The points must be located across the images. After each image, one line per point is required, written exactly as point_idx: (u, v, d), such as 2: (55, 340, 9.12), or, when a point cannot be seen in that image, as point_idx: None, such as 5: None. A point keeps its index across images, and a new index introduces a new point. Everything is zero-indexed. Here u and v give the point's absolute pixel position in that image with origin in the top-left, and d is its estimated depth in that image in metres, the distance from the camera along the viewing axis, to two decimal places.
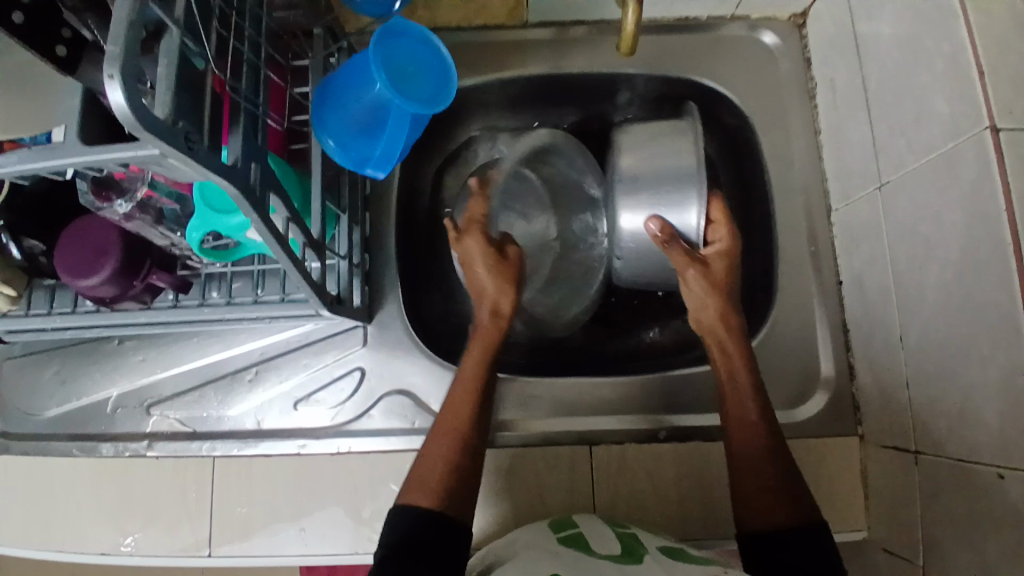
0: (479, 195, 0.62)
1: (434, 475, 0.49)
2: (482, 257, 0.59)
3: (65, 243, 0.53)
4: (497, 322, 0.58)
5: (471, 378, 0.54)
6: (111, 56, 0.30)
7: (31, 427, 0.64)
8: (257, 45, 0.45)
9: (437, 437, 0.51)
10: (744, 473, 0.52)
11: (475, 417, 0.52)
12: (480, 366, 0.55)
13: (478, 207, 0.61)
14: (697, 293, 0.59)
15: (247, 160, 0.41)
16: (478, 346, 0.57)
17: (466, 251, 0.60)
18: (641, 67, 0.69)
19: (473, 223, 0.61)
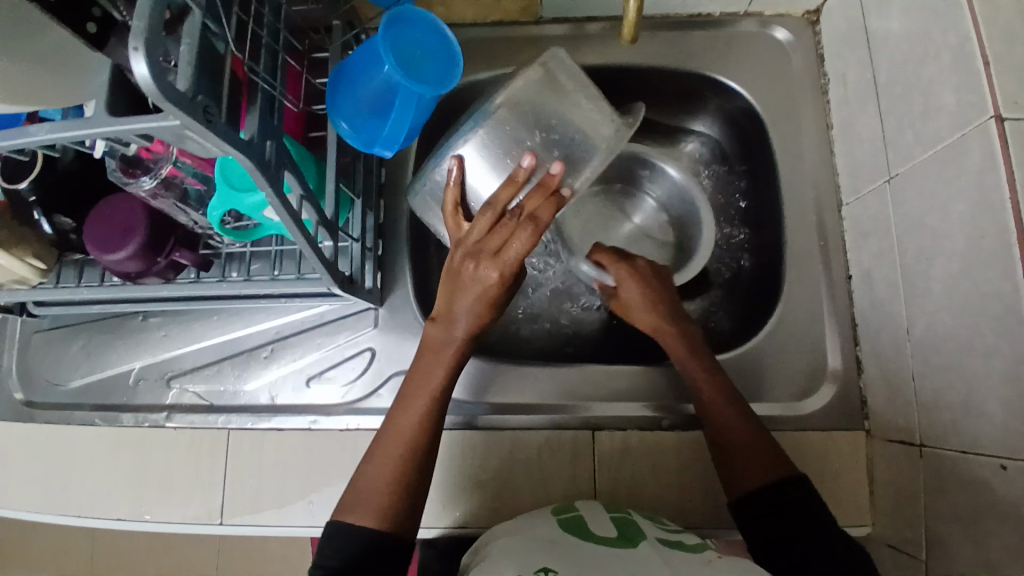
0: (534, 225, 0.50)
1: (380, 500, 0.50)
2: (483, 294, 0.52)
3: (95, 218, 0.56)
4: (464, 346, 0.54)
5: (423, 402, 0.53)
6: (136, 31, 0.32)
7: (58, 396, 0.67)
8: (276, 30, 0.47)
9: (382, 458, 0.51)
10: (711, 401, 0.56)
11: (422, 440, 0.52)
12: (437, 392, 0.54)
13: (524, 246, 0.50)
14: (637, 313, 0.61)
15: (263, 137, 0.43)
16: (436, 364, 0.54)
17: (470, 279, 0.51)
18: (653, 61, 0.69)
19: (510, 267, 0.50)
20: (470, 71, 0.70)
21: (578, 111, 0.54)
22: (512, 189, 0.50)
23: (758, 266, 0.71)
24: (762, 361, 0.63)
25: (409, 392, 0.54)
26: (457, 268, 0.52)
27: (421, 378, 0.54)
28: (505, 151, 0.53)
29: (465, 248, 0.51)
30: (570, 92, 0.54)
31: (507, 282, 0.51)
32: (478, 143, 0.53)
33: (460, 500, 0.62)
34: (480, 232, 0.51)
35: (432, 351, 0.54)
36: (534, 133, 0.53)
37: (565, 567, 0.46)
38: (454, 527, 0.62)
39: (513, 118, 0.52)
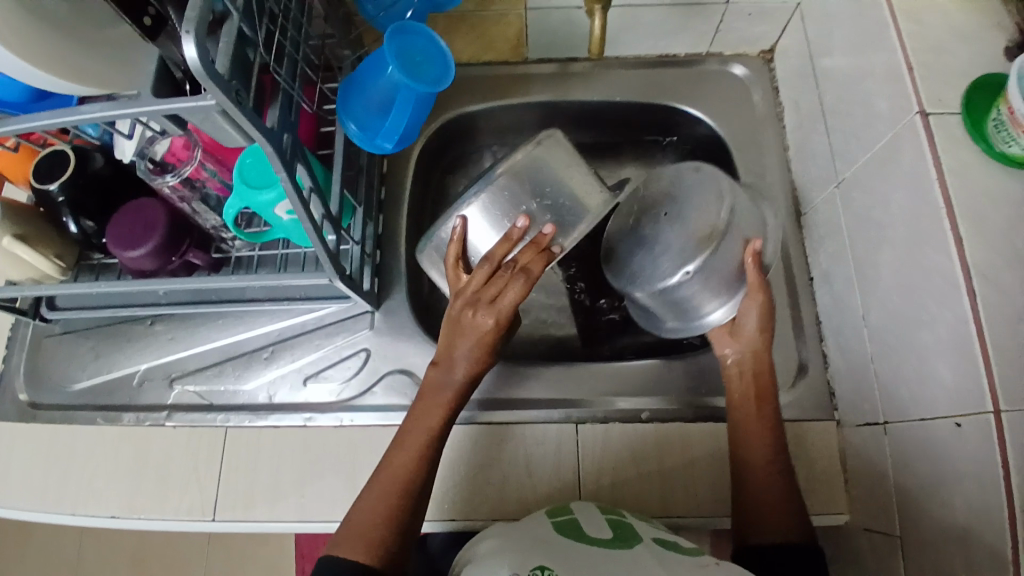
0: (525, 278, 0.53)
1: (370, 531, 0.49)
2: (480, 340, 0.55)
3: (121, 216, 0.61)
4: (463, 389, 0.57)
5: (420, 440, 0.54)
6: (188, 18, 0.38)
7: (62, 397, 0.69)
8: (296, 44, 0.54)
9: (375, 495, 0.52)
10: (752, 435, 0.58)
11: (422, 471, 0.53)
12: (434, 431, 0.55)
13: (516, 296, 0.54)
14: (750, 316, 0.58)
15: (282, 128, 0.48)
16: (435, 407, 0.56)
17: (468, 325, 0.55)
18: (630, 94, 0.77)
19: (502, 315, 0.54)
20: (463, 102, 0.77)
21: (568, 182, 0.54)
22: (507, 246, 0.54)
23: None
24: None
25: (407, 433, 0.55)
26: (457, 318, 0.56)
27: (418, 421, 0.55)
28: (506, 209, 0.55)
29: (463, 298, 0.55)
30: (565, 160, 0.54)
31: (501, 330, 0.55)
32: (482, 207, 0.54)
33: (449, 493, 0.64)
34: (478, 284, 0.55)
35: (429, 393, 0.56)
36: (530, 200, 0.54)
37: (548, 554, 0.47)
38: (444, 520, 0.62)
39: (515, 182, 0.53)
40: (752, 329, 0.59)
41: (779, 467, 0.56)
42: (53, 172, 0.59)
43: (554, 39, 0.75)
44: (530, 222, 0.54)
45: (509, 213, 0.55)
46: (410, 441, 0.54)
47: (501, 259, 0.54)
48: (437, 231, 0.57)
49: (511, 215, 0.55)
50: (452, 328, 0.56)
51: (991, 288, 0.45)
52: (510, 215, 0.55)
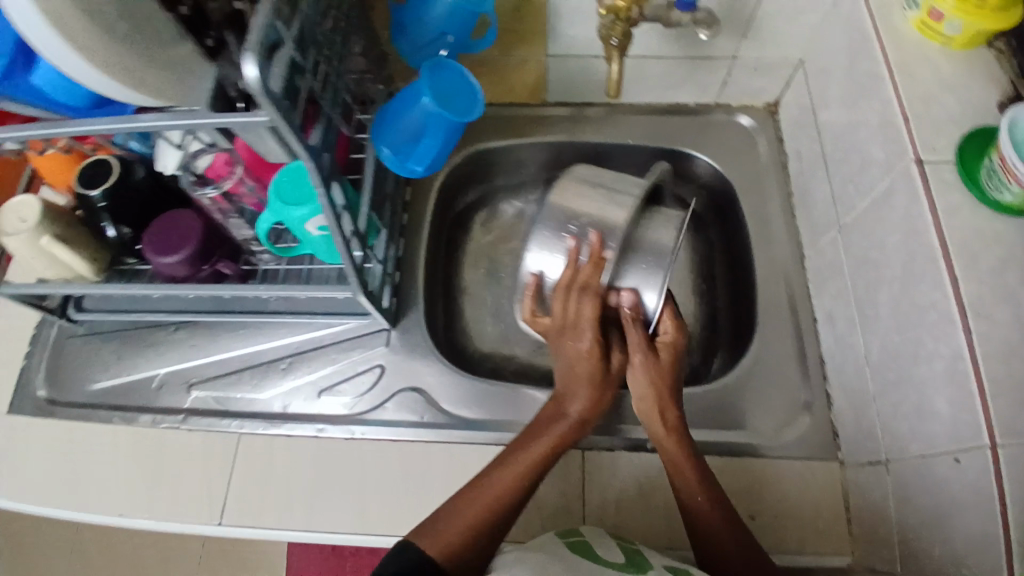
0: (591, 294, 0.58)
1: (451, 533, 0.51)
2: (583, 370, 0.57)
3: (158, 224, 0.64)
4: (577, 425, 0.57)
5: (519, 467, 0.55)
6: (252, 41, 0.42)
7: (81, 396, 0.71)
8: (337, 74, 0.58)
9: (464, 504, 0.53)
10: (685, 487, 0.55)
11: (519, 494, 0.54)
12: (538, 461, 0.56)
13: (591, 310, 0.57)
14: (637, 381, 0.56)
15: (322, 148, 0.52)
16: (542, 439, 0.57)
17: (573, 358, 0.58)
18: (642, 137, 0.81)
19: (587, 334, 0.57)
20: (484, 138, 0.82)
21: (615, 190, 0.65)
22: (570, 269, 0.60)
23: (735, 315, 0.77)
24: (742, 395, 0.68)
25: (508, 458, 0.56)
26: (567, 357, 0.58)
27: (519, 451, 0.57)
28: (552, 237, 0.64)
29: (557, 333, 0.59)
30: (593, 178, 0.66)
31: (601, 355, 0.57)
32: (535, 248, 0.65)
33: None
34: (560, 312, 0.58)
35: (543, 424, 0.58)
36: (568, 225, 0.64)
37: (557, 563, 0.48)
38: None
39: (553, 221, 0.65)
40: (641, 405, 0.57)
41: (723, 506, 0.55)
42: (95, 179, 0.63)
43: (573, 84, 0.80)
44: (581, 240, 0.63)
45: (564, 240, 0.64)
46: (512, 466, 0.55)
47: (572, 280, 0.59)
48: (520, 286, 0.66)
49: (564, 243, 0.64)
50: (562, 366, 0.59)
51: (985, 325, 0.47)
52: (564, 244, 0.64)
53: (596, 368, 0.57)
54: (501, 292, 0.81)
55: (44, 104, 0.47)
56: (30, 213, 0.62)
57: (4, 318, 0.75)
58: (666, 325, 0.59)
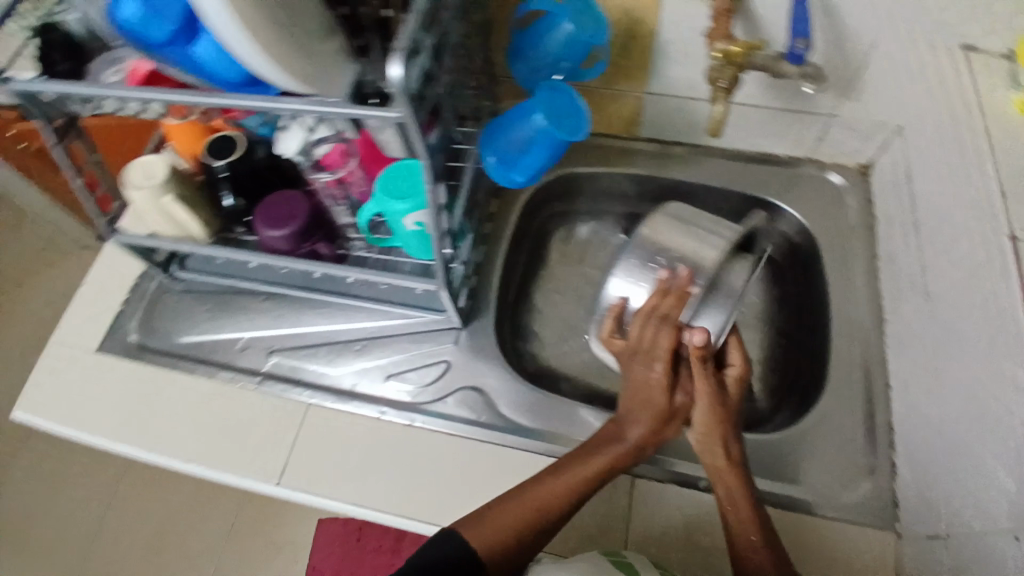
0: (670, 324, 0.59)
1: (496, 530, 0.54)
2: (651, 396, 0.59)
3: (270, 201, 0.70)
4: (634, 451, 0.58)
5: (572, 480, 0.57)
6: (401, 46, 0.46)
7: (170, 345, 0.76)
8: (461, 83, 0.62)
9: (513, 505, 0.55)
10: (737, 519, 0.56)
11: (567, 506, 0.56)
12: (592, 477, 0.57)
13: (667, 342, 0.58)
14: (700, 411, 0.58)
15: (437, 148, 0.56)
16: (600, 456, 0.58)
17: (642, 384, 0.59)
18: (727, 181, 0.83)
19: (659, 364, 0.58)
20: (573, 163, 0.85)
21: (709, 232, 0.66)
22: (655, 296, 0.61)
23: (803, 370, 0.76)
24: (799, 448, 0.68)
25: (562, 467, 0.58)
26: (634, 382, 0.60)
27: (575, 465, 0.58)
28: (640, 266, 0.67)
29: (631, 356, 0.60)
30: (686, 216, 0.68)
31: (669, 388, 0.58)
32: (621, 274, 0.67)
33: None
34: (636, 337, 0.60)
35: (602, 443, 0.59)
36: (655, 258, 0.66)
37: None
38: None
39: (637, 250, 0.67)
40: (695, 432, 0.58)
41: (772, 547, 0.54)
42: (223, 152, 0.68)
43: (667, 124, 0.83)
44: (676, 273, 0.63)
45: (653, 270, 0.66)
46: (566, 477, 0.57)
47: (654, 308, 0.60)
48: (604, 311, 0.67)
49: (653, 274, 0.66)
50: (630, 388, 0.60)
51: None
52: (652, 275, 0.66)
53: (665, 396, 0.58)
54: (568, 313, 0.84)
55: (198, 72, 0.51)
56: (157, 172, 0.66)
57: (114, 265, 0.82)
58: (734, 359, 0.60)
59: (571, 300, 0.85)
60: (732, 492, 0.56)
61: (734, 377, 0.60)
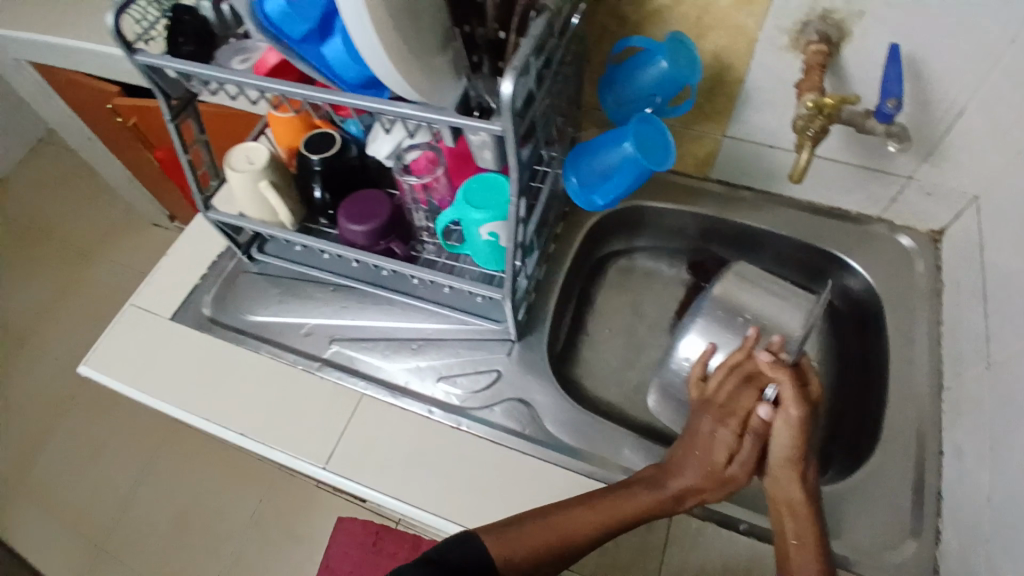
0: (753, 387, 0.62)
1: (521, 542, 0.55)
2: (709, 451, 0.60)
3: (354, 198, 0.74)
4: (671, 501, 0.59)
5: (605, 513, 0.57)
6: (515, 64, 0.49)
7: (239, 322, 0.80)
8: (554, 106, 0.65)
9: (543, 523, 0.56)
10: (799, 560, 0.55)
11: (595, 536, 0.57)
12: (625, 516, 0.58)
13: (748, 403, 0.61)
14: (781, 440, 0.58)
15: (526, 162, 0.58)
16: (642, 496, 0.59)
17: (705, 438, 0.61)
18: (794, 231, 0.84)
19: (733, 424, 0.60)
20: (641, 196, 0.87)
21: (788, 297, 0.69)
22: (741, 352, 0.64)
23: (855, 428, 0.76)
24: (844, 506, 0.67)
25: (600, 498, 0.59)
26: (698, 433, 0.62)
27: (616, 498, 0.58)
28: (724, 323, 0.69)
29: (705, 408, 0.63)
30: (767, 278, 0.71)
31: (730, 450, 0.60)
32: (701, 329, 0.69)
33: None
34: (717, 390, 0.63)
35: (646, 483, 0.60)
36: (738, 315, 0.69)
37: None
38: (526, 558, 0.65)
39: (719, 304, 0.69)
40: (780, 464, 0.58)
41: None
42: (320, 147, 0.73)
43: (739, 168, 0.84)
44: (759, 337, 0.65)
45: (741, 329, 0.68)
46: (602, 508, 0.58)
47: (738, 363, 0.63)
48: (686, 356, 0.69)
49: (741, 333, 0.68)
50: (692, 438, 0.62)
51: None
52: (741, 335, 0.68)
53: (726, 453, 0.60)
54: (620, 342, 0.86)
55: (325, 70, 0.56)
56: (258, 158, 0.72)
57: (199, 242, 0.87)
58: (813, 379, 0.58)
59: (623, 330, 0.86)
60: (801, 531, 0.56)
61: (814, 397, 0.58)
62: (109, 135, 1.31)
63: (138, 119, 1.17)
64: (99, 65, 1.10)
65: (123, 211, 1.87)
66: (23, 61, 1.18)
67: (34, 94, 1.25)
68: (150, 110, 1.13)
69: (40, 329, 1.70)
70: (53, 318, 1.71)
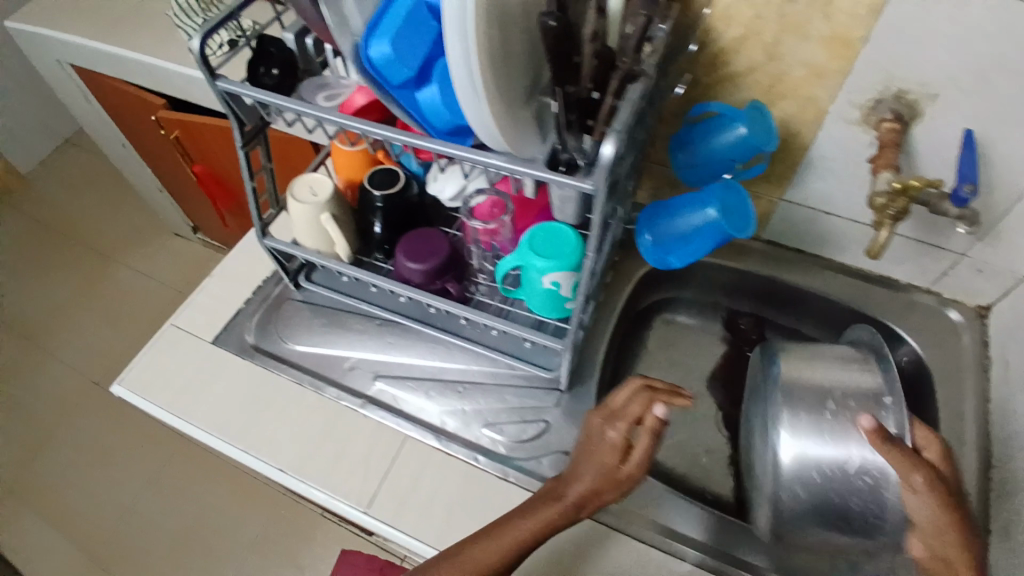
0: (648, 399, 0.60)
1: None
2: (601, 456, 0.60)
3: (414, 236, 0.74)
4: (568, 511, 0.59)
5: (508, 540, 0.58)
6: (615, 129, 0.49)
7: (282, 352, 0.79)
8: (631, 168, 0.64)
9: (454, 562, 0.58)
10: None
11: (504, 564, 0.58)
12: (530, 539, 0.58)
13: (638, 410, 0.60)
14: (928, 509, 0.54)
15: (605, 220, 0.57)
16: (544, 514, 0.59)
17: (597, 444, 0.61)
18: (842, 295, 0.83)
19: (621, 425, 0.60)
20: None
21: (838, 358, 0.66)
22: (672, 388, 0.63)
23: None
24: None
25: (503, 525, 0.59)
26: (590, 436, 0.62)
27: (516, 519, 0.59)
28: (813, 417, 0.61)
29: (602, 415, 0.62)
30: (818, 353, 0.67)
31: (622, 451, 0.59)
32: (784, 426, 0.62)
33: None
34: (615, 402, 0.62)
35: (547, 496, 0.60)
36: (807, 392, 0.63)
37: None
38: None
39: (791, 392, 0.63)
40: (945, 537, 0.54)
41: None
42: (383, 183, 0.74)
43: (789, 229, 0.84)
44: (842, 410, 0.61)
45: (841, 431, 0.60)
46: (506, 532, 0.59)
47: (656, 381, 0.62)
48: (762, 438, 0.67)
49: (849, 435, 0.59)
50: (585, 446, 0.62)
51: None
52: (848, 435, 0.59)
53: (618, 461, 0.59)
54: None
55: (417, 115, 0.56)
56: (322, 190, 0.72)
57: (243, 266, 0.86)
58: (925, 438, 0.57)
59: (664, 383, 0.86)
60: None
61: (938, 463, 0.56)
62: (147, 146, 1.31)
63: (181, 132, 1.17)
64: (150, 77, 1.11)
65: (147, 217, 1.88)
66: (69, 64, 1.19)
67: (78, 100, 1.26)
68: (194, 126, 1.13)
69: (52, 330, 1.68)
70: (66, 320, 1.70)
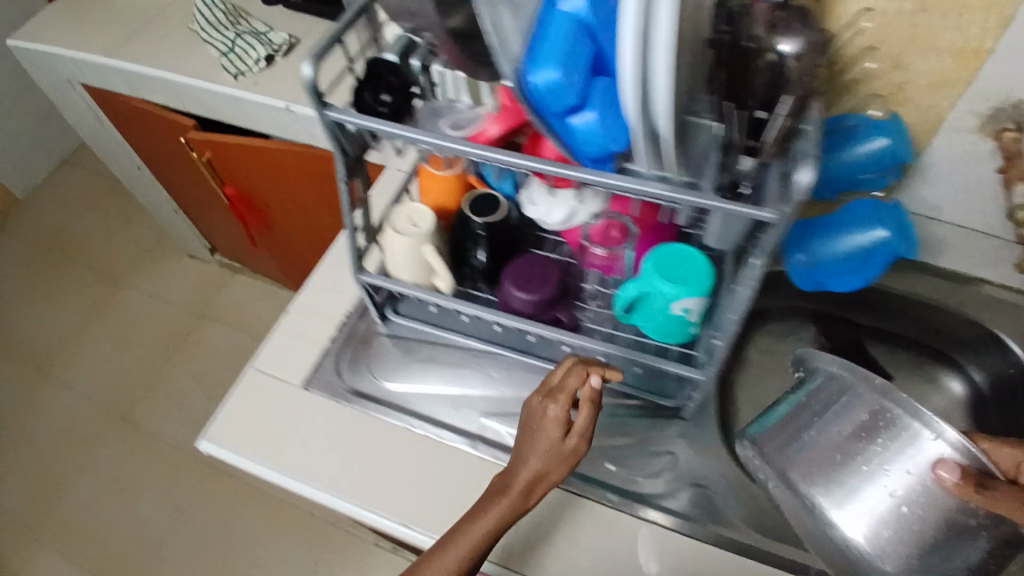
0: (583, 374, 0.61)
1: None
2: (547, 432, 0.59)
3: (520, 263, 0.70)
4: (519, 498, 0.58)
5: (469, 543, 0.57)
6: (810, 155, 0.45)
7: (380, 392, 0.74)
8: None
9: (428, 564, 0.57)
10: None
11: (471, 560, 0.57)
12: (488, 533, 0.58)
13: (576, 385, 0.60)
14: None
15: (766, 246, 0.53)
16: (497, 505, 0.58)
17: (540, 423, 0.60)
18: (937, 297, 0.80)
19: (561, 401, 0.60)
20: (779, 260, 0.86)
21: (811, 395, 0.59)
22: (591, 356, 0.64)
23: None
24: None
25: (466, 523, 0.58)
26: (532, 416, 0.61)
27: (473, 520, 0.58)
28: (829, 477, 0.54)
29: (541, 394, 0.61)
30: (793, 400, 0.60)
31: (564, 425, 0.59)
32: (837, 504, 0.53)
33: None
34: (554, 380, 0.62)
35: (498, 485, 0.59)
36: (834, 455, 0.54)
37: None
38: None
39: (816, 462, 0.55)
40: None
41: None
42: (484, 209, 0.69)
43: None
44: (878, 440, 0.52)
45: (889, 456, 0.51)
46: (473, 530, 0.58)
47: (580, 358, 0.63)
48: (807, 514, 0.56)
49: (892, 475, 0.51)
50: (527, 428, 0.61)
51: None
52: (891, 477, 0.51)
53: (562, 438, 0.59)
54: (758, 410, 0.84)
55: (570, 143, 0.51)
56: (422, 221, 0.68)
57: (322, 299, 0.80)
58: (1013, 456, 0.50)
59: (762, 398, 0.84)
60: None
61: None
62: (169, 168, 1.24)
63: (212, 155, 1.10)
64: (176, 95, 1.03)
65: (156, 238, 1.81)
66: (80, 84, 1.10)
67: (97, 124, 1.20)
68: (227, 146, 1.06)
69: (65, 366, 1.62)
70: (80, 351, 1.64)
